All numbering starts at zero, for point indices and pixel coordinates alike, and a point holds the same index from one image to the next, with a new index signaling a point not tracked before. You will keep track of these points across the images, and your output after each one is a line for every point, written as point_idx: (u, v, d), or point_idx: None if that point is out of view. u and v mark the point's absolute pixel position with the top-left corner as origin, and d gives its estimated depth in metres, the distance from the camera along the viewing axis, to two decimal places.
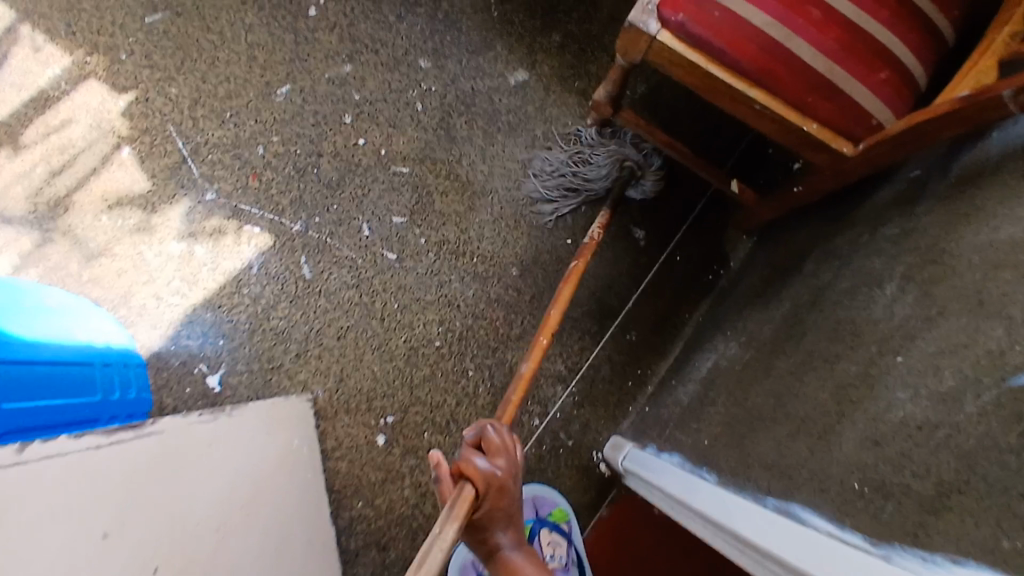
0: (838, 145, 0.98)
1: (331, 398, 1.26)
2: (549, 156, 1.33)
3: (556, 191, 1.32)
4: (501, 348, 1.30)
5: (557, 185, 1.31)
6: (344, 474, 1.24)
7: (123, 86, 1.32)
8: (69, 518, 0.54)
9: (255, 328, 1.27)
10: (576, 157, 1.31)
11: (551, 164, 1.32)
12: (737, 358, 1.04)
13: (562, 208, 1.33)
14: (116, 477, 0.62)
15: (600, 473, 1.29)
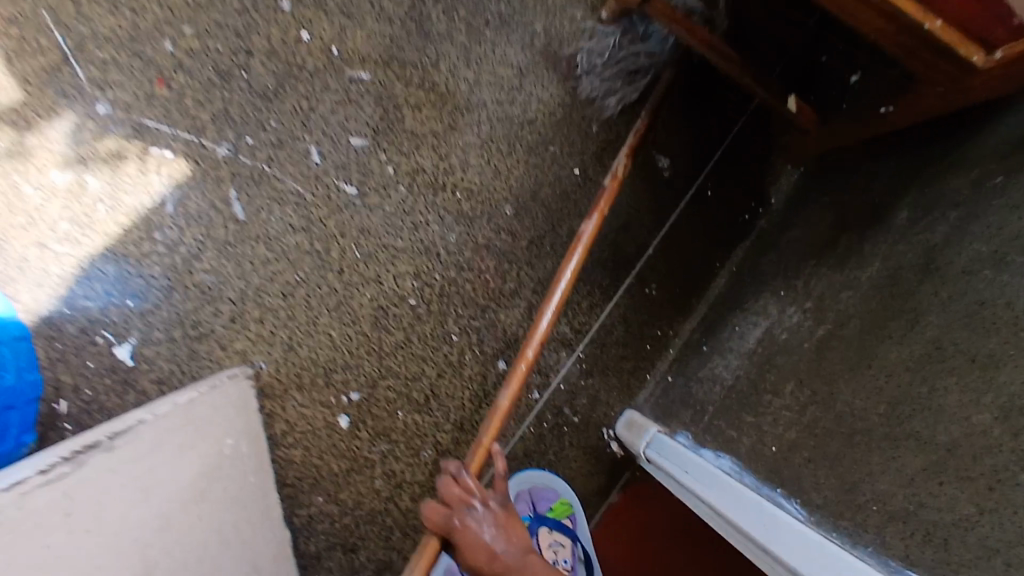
0: (965, 51, 0.67)
1: (278, 372, 1.00)
2: (594, 45, 1.05)
3: (616, 79, 1.06)
4: (492, 307, 1.05)
5: (616, 72, 1.05)
6: (299, 465, 1.00)
7: None
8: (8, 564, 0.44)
9: (174, 285, 0.98)
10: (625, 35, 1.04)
11: (598, 47, 1.05)
12: (805, 331, 0.81)
13: (628, 97, 1.06)
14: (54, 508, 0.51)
15: (611, 453, 1.07)
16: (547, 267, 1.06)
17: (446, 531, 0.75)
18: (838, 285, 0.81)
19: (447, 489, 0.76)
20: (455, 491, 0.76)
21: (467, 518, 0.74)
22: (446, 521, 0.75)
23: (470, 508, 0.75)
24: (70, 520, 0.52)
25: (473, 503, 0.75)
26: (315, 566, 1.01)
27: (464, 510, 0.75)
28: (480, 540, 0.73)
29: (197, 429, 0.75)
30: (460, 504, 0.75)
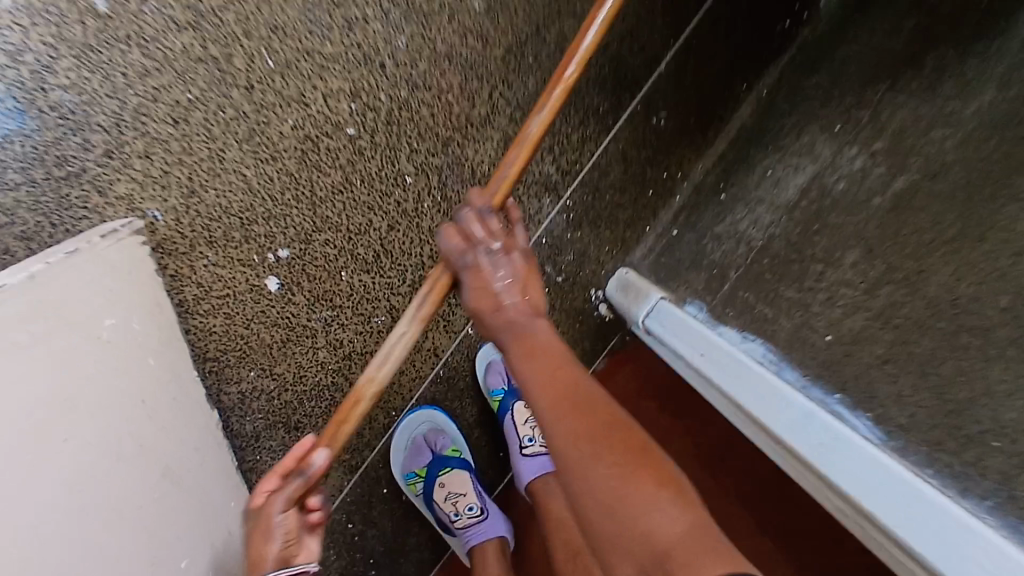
0: None
1: (179, 223, 0.76)
2: None
3: None
4: (457, 139, 0.81)
5: None
6: (221, 337, 0.80)
7: None
8: None
9: (21, 107, 0.70)
10: None
11: None
12: (873, 180, 0.61)
13: None
14: None
15: (599, 317, 0.90)
16: (531, 85, 0.81)
17: (458, 267, 0.56)
18: (927, 118, 0.61)
19: (472, 218, 0.56)
20: (486, 227, 0.56)
21: (484, 254, 0.55)
22: (463, 257, 0.56)
23: (491, 237, 0.56)
24: None
25: (485, 241, 0.55)
26: (253, 449, 0.85)
27: (482, 243, 0.56)
28: (496, 285, 0.55)
29: (59, 316, 0.56)
30: (489, 241, 0.56)
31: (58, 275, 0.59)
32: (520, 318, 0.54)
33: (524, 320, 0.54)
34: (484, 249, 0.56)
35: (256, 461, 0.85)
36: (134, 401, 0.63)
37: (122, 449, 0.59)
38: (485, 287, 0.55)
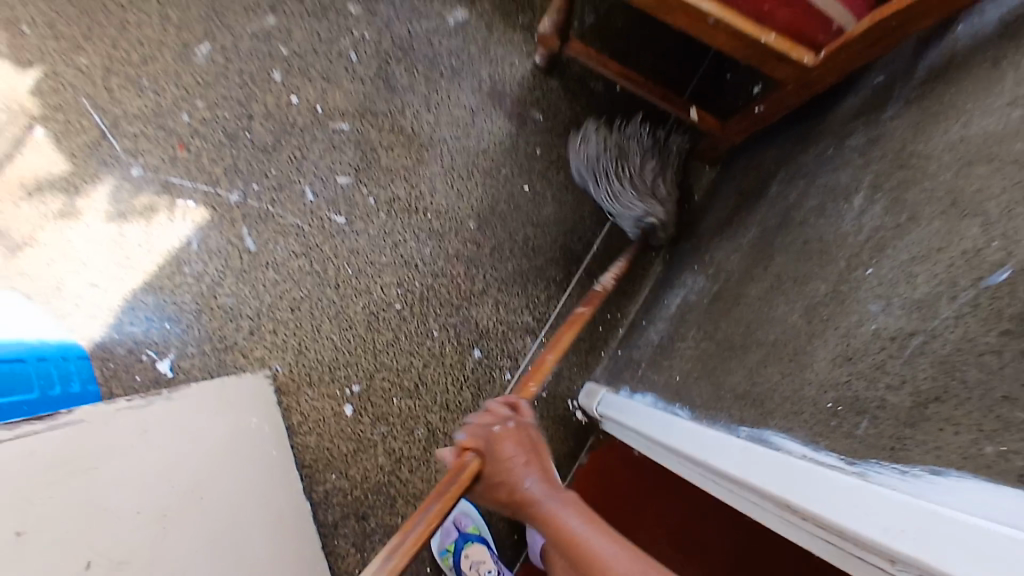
0: (797, 54, 0.87)
1: (292, 372, 1.19)
2: (589, 155, 1.20)
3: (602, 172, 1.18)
4: (465, 306, 1.25)
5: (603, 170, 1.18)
6: (314, 448, 1.19)
7: (60, 73, 1.18)
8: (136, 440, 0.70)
9: (203, 308, 1.18)
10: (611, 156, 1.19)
11: (592, 154, 1.20)
12: (706, 291, 1.01)
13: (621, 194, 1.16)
14: (172, 426, 0.77)
15: (577, 421, 1.26)
16: (510, 267, 1.26)
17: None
18: (730, 250, 1.01)
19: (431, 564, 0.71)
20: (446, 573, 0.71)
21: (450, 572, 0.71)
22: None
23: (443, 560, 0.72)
24: (184, 438, 0.77)
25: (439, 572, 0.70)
26: (333, 535, 1.18)
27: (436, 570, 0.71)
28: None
29: (236, 412, 0.97)
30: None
31: (213, 386, 0.99)
32: (556, 502, 0.73)
33: (553, 497, 0.74)
34: (486, 428, 0.80)
35: (335, 545, 1.17)
36: (261, 455, 0.99)
37: (266, 485, 0.95)
38: (508, 443, 0.79)
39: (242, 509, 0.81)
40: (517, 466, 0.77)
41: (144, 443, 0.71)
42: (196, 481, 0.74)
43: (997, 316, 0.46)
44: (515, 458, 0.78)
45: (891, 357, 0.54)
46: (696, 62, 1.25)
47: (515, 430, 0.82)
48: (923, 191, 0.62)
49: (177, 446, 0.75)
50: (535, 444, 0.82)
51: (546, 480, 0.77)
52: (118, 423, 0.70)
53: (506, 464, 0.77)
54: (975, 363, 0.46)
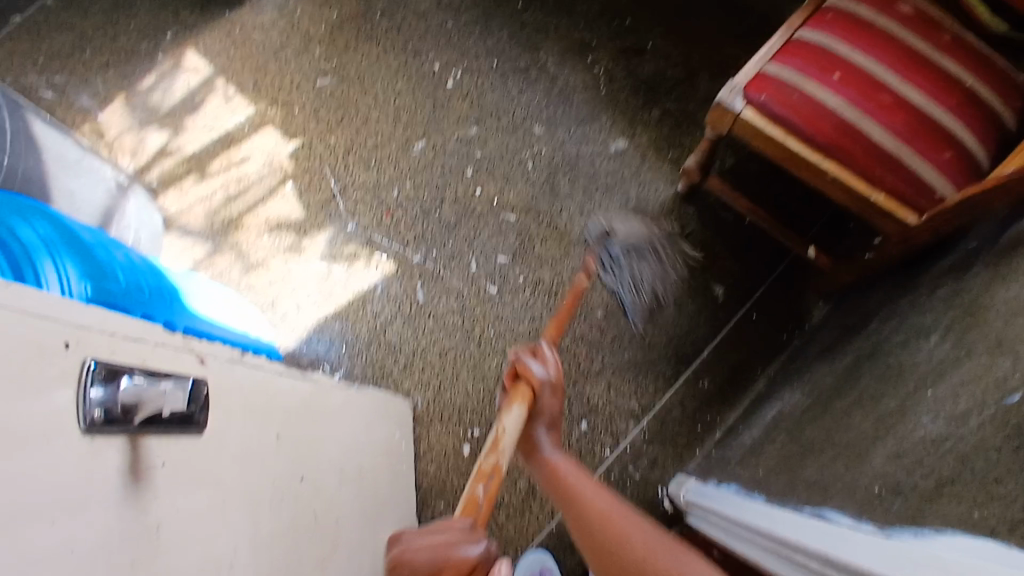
0: (902, 214, 1.06)
1: (429, 406, 1.43)
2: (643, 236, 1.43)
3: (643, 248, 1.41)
4: (581, 381, 1.43)
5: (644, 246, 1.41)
6: (432, 475, 1.39)
7: (314, 146, 1.59)
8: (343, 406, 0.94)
9: (372, 340, 1.47)
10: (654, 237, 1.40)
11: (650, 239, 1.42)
12: (799, 404, 1.14)
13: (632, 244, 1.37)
14: (360, 409, 1.01)
15: (664, 508, 1.37)
16: (626, 356, 1.45)
17: None
18: (827, 374, 1.13)
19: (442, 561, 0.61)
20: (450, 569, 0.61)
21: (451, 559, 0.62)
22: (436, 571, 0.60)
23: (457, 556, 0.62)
24: (363, 422, 1.01)
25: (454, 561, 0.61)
26: None
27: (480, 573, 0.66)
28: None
29: (392, 421, 1.19)
30: None
31: (386, 396, 1.21)
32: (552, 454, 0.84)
33: (550, 450, 0.85)
34: (540, 372, 0.88)
35: None
36: (395, 462, 1.18)
37: (396, 488, 1.14)
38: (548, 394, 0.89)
39: (377, 491, 1.01)
40: (547, 415, 0.88)
41: (342, 414, 0.92)
42: (361, 455, 0.96)
43: (1005, 422, 0.59)
44: (546, 410, 0.88)
45: (929, 453, 0.66)
46: (823, 208, 1.42)
47: (552, 387, 0.89)
48: (981, 333, 0.76)
49: (358, 425, 0.98)
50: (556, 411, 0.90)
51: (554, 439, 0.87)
52: (336, 392, 0.93)
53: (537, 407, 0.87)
54: (984, 456, 0.58)
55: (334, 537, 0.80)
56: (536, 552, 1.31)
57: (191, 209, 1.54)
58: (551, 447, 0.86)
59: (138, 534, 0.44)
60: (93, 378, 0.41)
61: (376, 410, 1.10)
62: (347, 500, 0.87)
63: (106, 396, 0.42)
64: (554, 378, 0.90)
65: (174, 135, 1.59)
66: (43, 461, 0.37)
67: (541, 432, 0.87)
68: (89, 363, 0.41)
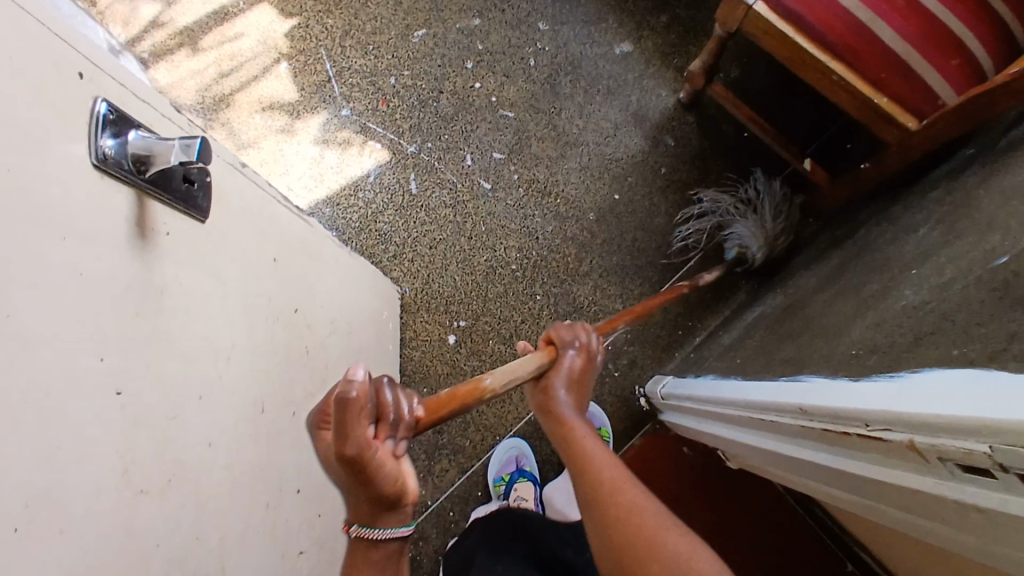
0: (904, 119, 1.07)
1: (416, 296, 1.44)
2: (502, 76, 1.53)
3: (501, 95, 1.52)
4: (569, 281, 1.45)
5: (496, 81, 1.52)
6: (416, 362, 1.42)
7: (311, 27, 1.54)
8: (335, 263, 0.94)
9: (363, 228, 1.46)
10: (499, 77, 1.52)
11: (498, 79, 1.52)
12: (781, 304, 1.17)
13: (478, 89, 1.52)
14: (351, 275, 1.02)
15: (639, 406, 1.41)
16: (614, 260, 1.46)
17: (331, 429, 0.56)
18: (812, 276, 1.15)
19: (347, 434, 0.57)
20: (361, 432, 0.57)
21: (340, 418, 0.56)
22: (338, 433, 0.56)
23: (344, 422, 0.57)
24: (352, 286, 1.01)
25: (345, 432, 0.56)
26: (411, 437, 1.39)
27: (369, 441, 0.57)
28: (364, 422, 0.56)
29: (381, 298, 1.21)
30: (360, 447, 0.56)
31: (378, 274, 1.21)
32: (577, 414, 0.77)
33: (575, 410, 0.78)
34: (564, 339, 0.83)
35: (410, 447, 1.39)
36: (380, 336, 1.20)
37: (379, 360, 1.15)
38: (571, 355, 0.82)
39: (357, 350, 1.02)
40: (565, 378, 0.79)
41: (333, 267, 0.92)
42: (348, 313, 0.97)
43: (989, 280, 0.61)
44: (568, 371, 0.80)
45: (910, 317, 0.69)
46: (821, 125, 1.42)
47: (583, 352, 0.83)
48: (972, 219, 0.77)
49: (348, 287, 0.99)
50: (592, 369, 0.84)
51: (582, 397, 0.81)
52: (331, 249, 0.93)
53: (557, 369, 0.80)
54: (967, 309, 0.60)
55: (318, 377, 0.82)
56: (512, 439, 1.37)
57: (182, 83, 1.49)
58: (574, 408, 0.78)
59: (140, 293, 0.45)
60: (102, 122, 0.43)
61: (367, 279, 1.11)
62: (332, 349, 0.89)
63: (113, 141, 0.43)
64: (585, 342, 0.84)
65: (165, 4, 1.52)
66: (51, 182, 0.37)
67: (562, 391, 0.78)
68: (101, 102, 0.43)
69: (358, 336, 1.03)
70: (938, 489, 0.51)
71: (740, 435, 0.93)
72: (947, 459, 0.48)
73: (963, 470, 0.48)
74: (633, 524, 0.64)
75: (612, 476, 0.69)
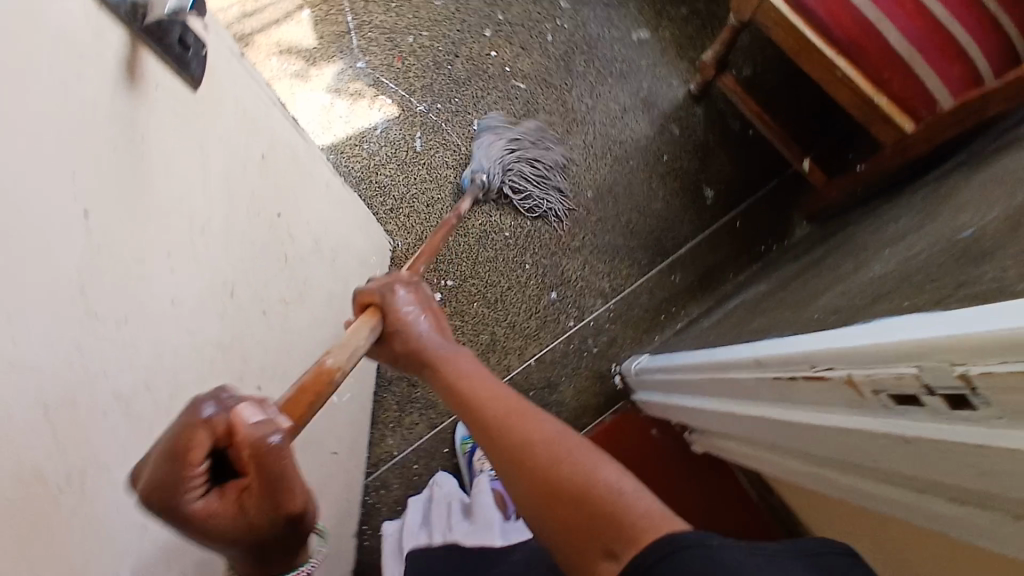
0: (900, 120, 1.09)
1: (408, 251, 1.46)
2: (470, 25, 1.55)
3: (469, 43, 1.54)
4: (560, 254, 1.46)
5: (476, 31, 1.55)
6: None
7: None
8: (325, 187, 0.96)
9: (364, 179, 1.48)
10: (474, 28, 1.55)
11: (469, 29, 1.55)
12: (763, 292, 1.18)
13: (471, 44, 1.54)
14: (341, 205, 1.04)
15: (614, 384, 1.42)
16: (607, 239, 1.47)
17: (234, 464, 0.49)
18: (796, 267, 1.16)
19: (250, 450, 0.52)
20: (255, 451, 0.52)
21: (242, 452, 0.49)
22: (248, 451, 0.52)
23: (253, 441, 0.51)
24: (340, 217, 1.03)
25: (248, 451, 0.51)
26: (386, 387, 1.40)
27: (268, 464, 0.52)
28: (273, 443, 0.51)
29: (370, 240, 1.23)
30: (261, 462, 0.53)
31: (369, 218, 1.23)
32: (447, 347, 0.81)
33: (443, 346, 0.81)
34: (393, 287, 0.86)
35: (384, 397, 1.40)
36: (365, 278, 1.22)
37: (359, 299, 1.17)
38: (410, 301, 0.86)
39: (338, 279, 1.04)
40: (418, 320, 0.84)
41: (322, 190, 0.94)
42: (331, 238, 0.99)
43: (952, 246, 0.62)
44: (416, 315, 0.84)
45: (874, 284, 0.70)
46: (824, 131, 1.44)
47: (419, 294, 0.88)
48: (950, 206, 0.79)
49: (335, 215, 1.01)
50: (436, 311, 0.89)
51: (442, 338, 0.83)
52: (324, 173, 0.95)
53: (404, 317, 0.83)
54: (926, 271, 0.62)
55: (293, 287, 0.84)
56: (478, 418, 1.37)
57: None
58: (439, 343, 0.82)
59: (119, 132, 0.47)
60: None
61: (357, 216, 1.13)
62: (312, 267, 0.91)
63: None
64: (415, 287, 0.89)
65: None
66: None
67: (424, 333, 0.83)
68: None
69: (341, 268, 1.05)
70: (871, 426, 0.53)
71: (703, 403, 0.94)
72: (880, 390, 0.49)
73: (896, 402, 0.49)
74: (541, 454, 0.62)
75: (502, 405, 0.68)
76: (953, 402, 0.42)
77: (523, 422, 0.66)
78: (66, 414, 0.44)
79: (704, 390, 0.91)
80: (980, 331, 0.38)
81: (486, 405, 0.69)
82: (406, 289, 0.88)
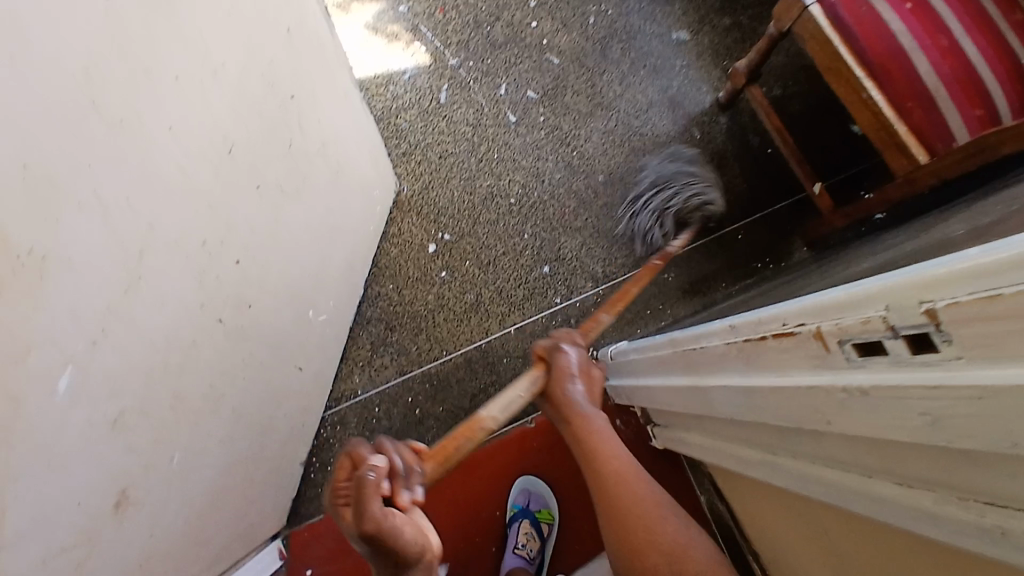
0: (915, 150, 1.09)
1: (412, 197, 1.46)
2: None
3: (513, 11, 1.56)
4: (560, 230, 1.46)
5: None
6: (391, 258, 1.43)
7: None
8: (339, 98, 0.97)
9: (383, 119, 1.49)
10: None
11: None
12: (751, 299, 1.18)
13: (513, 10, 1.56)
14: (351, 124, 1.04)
15: None
16: (608, 225, 1.47)
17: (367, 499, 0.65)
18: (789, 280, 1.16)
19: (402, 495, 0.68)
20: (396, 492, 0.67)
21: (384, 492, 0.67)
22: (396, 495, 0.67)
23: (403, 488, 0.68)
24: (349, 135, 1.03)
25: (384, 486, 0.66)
26: (363, 325, 1.40)
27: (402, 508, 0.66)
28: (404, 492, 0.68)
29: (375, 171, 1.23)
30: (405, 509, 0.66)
31: (379, 150, 1.23)
32: (595, 414, 0.87)
33: (589, 407, 0.88)
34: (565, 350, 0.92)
35: (359, 335, 1.39)
36: (364, 207, 1.22)
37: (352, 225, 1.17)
38: (571, 361, 0.91)
39: (336, 196, 1.04)
40: (573, 379, 0.89)
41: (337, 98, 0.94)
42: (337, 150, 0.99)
43: None
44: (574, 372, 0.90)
45: None
46: (841, 163, 1.45)
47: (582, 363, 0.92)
48: (950, 227, 0.79)
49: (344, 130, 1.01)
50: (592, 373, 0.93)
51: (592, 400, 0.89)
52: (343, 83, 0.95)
53: (562, 372, 0.89)
54: None
55: (290, 179, 0.84)
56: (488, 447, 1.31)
57: None
58: (587, 403, 0.88)
59: None
60: None
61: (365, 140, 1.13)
62: (313, 170, 0.91)
63: None
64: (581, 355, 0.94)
65: None
66: None
67: (577, 387, 0.89)
68: None
69: (341, 185, 1.05)
70: (827, 381, 0.53)
71: (671, 382, 0.94)
72: (845, 340, 0.50)
73: (859, 352, 0.49)
74: (632, 500, 0.77)
75: (619, 462, 0.81)
76: (916, 344, 0.43)
77: (633, 476, 0.80)
78: (33, 182, 0.44)
79: (672, 366, 0.92)
80: (956, 264, 0.39)
81: (607, 462, 0.82)
82: (574, 347, 0.94)
